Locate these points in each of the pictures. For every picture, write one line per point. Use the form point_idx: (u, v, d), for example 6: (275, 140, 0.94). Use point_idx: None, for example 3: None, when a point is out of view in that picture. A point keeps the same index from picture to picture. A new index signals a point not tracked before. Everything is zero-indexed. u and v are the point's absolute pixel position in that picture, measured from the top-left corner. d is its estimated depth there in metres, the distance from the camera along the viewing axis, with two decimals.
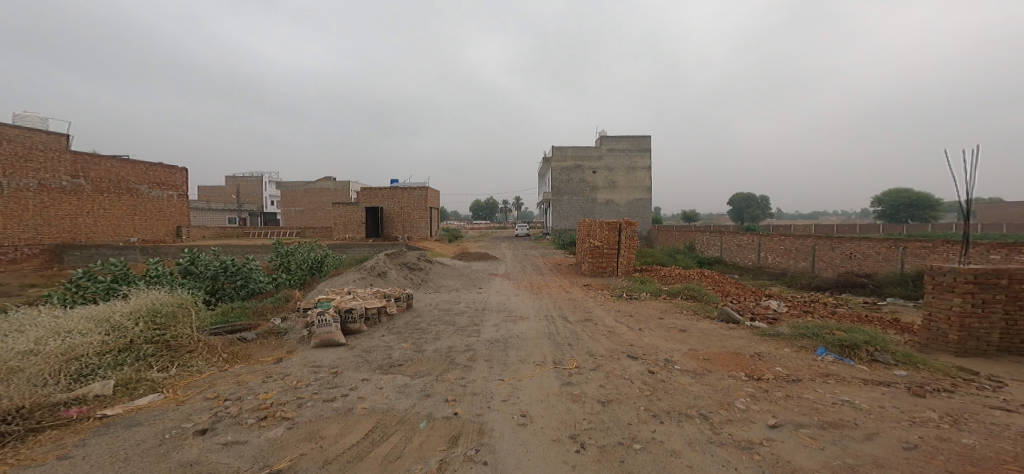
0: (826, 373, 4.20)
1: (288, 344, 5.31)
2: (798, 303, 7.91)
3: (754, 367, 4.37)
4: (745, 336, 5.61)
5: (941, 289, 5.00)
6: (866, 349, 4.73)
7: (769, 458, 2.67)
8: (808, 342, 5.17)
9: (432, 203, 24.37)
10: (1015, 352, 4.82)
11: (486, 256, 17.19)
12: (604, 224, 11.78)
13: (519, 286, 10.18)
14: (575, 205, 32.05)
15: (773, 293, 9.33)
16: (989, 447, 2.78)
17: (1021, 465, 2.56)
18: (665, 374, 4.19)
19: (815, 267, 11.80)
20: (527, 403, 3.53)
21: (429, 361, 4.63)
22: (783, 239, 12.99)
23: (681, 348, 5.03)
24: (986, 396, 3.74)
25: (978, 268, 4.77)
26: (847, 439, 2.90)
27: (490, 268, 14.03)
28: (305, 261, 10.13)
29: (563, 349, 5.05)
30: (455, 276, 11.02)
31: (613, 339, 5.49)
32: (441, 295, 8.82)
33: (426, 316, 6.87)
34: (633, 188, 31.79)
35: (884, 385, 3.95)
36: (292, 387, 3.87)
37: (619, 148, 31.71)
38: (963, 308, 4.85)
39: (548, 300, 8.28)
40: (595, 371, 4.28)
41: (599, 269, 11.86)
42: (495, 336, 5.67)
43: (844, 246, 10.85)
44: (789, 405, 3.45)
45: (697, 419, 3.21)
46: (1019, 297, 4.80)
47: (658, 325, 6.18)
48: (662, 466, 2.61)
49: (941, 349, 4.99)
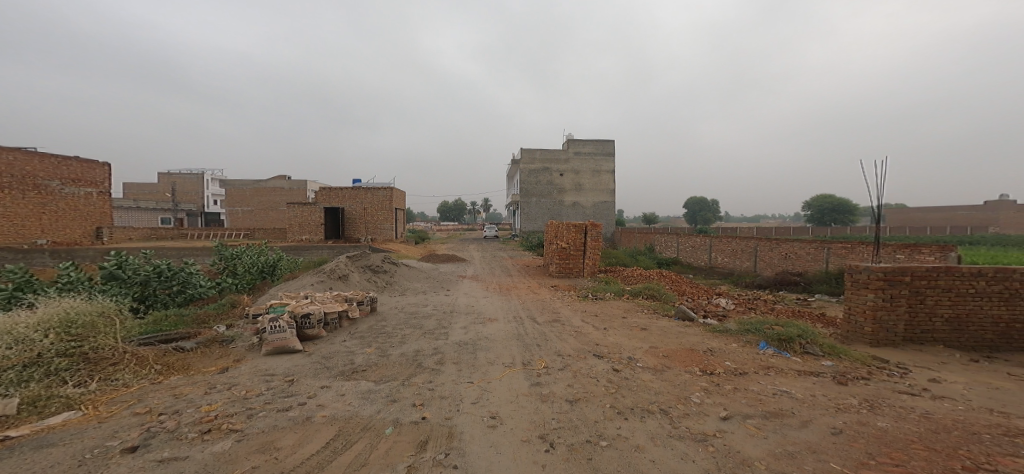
0: (767, 366, 4.52)
1: (235, 353, 4.96)
2: (744, 300, 8.44)
3: (707, 362, 4.62)
4: (698, 332, 5.92)
5: (858, 286, 5.57)
6: (799, 341, 5.14)
7: (721, 449, 2.84)
8: (752, 337, 5.54)
9: (398, 204, 23.78)
10: (917, 342, 5.44)
11: (452, 257, 16.89)
12: (569, 226, 11.98)
13: (486, 288, 10.14)
14: (541, 208, 32.40)
15: (723, 292, 9.92)
16: (900, 429, 3.12)
17: (923, 444, 2.89)
18: (629, 371, 4.33)
19: (757, 267, 12.70)
20: (496, 405, 3.52)
21: (395, 366, 4.48)
22: (730, 241, 13.86)
23: (642, 347, 5.22)
24: (895, 382, 4.19)
25: (886, 267, 5.34)
26: (787, 427, 3.14)
27: (457, 270, 13.79)
28: (253, 264, 9.50)
29: (532, 350, 5.08)
30: (420, 279, 10.79)
31: (579, 339, 5.60)
32: (407, 298, 8.59)
33: (391, 319, 6.67)
34: (598, 191, 32.64)
35: (816, 375, 4.30)
36: (240, 398, 3.61)
37: (585, 152, 32.55)
38: (875, 303, 5.42)
39: (514, 302, 8.33)
40: (563, 371, 4.34)
41: (564, 271, 12.09)
42: (463, 338, 5.59)
43: (781, 247, 11.77)
44: (738, 397, 3.68)
45: (658, 414, 3.35)
46: (920, 293, 5.41)
47: (621, 325, 6.36)
48: (627, 461, 2.69)
49: (858, 340, 5.55)
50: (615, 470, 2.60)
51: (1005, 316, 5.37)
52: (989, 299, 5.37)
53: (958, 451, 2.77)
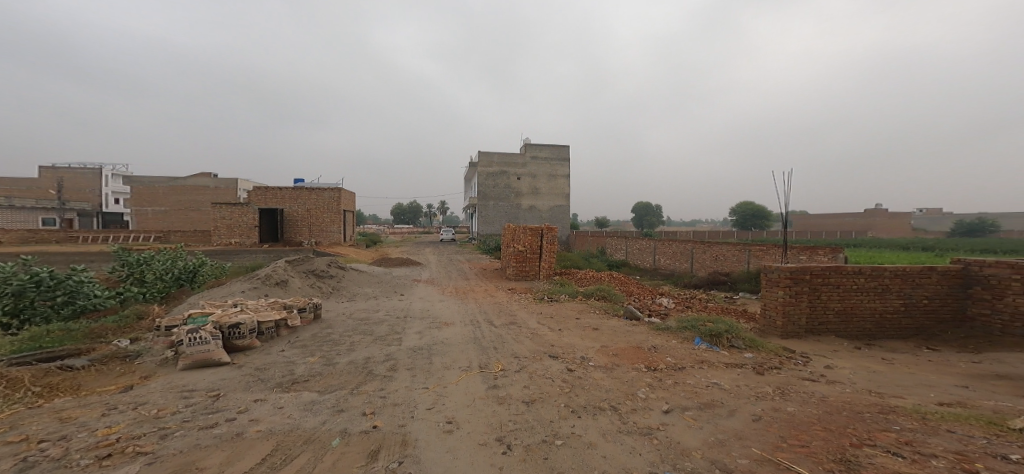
0: (701, 360, 4.87)
1: (143, 369, 4.44)
2: (683, 299, 9.01)
3: (652, 359, 4.87)
4: (643, 331, 6.23)
5: (771, 284, 6.18)
6: (726, 336, 5.59)
7: (664, 440, 3.00)
8: (688, 333, 5.93)
9: (347, 206, 22.66)
10: (817, 333, 6.12)
11: (406, 261, 16.40)
12: (526, 229, 12.04)
13: (441, 292, 9.96)
14: (498, 211, 32.29)
15: (666, 292, 10.52)
16: (807, 412, 3.48)
17: (822, 424, 3.26)
18: (582, 371, 4.45)
19: (693, 268, 13.63)
20: (452, 409, 3.45)
21: (343, 375, 4.24)
22: (672, 244, 14.74)
23: (594, 346, 5.39)
24: (799, 369, 4.71)
25: (792, 267, 5.98)
26: (718, 416, 3.40)
27: (413, 274, 13.42)
28: (167, 271, 8.57)
29: (489, 353, 5.05)
30: (371, 284, 10.35)
31: (535, 341, 5.66)
32: (357, 304, 8.18)
33: (338, 326, 6.31)
34: (554, 195, 33.24)
35: (740, 367, 4.70)
36: (150, 418, 3.23)
37: (542, 157, 33.07)
38: (784, 299, 6.04)
39: (471, 305, 8.26)
40: (519, 373, 4.36)
41: (521, 274, 12.14)
42: (417, 343, 5.43)
43: (713, 249, 12.73)
44: (677, 391, 3.92)
45: (608, 411, 3.47)
46: (818, 289, 6.10)
47: (575, 325, 6.53)
48: (581, 458, 2.76)
49: (772, 333, 6.15)
50: (570, 467, 2.65)
51: (879, 309, 6.20)
52: (867, 294, 6.17)
53: (847, 429, 3.15)
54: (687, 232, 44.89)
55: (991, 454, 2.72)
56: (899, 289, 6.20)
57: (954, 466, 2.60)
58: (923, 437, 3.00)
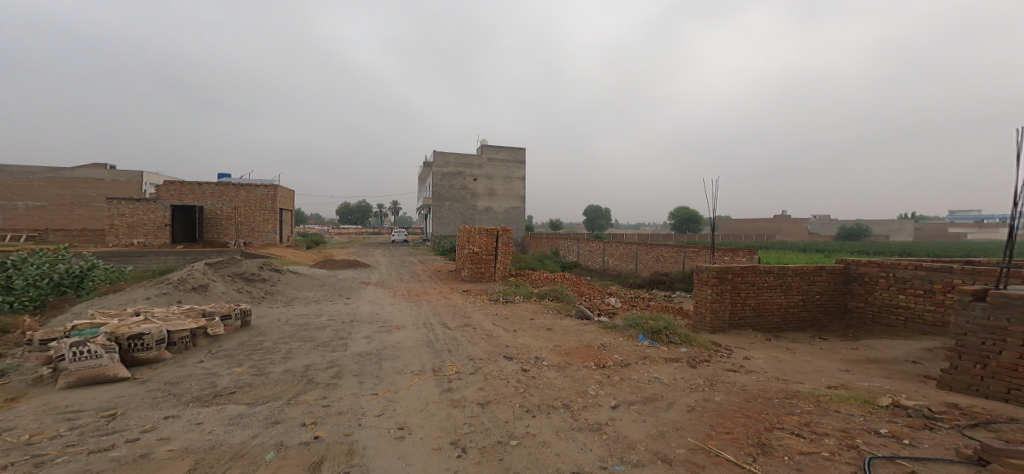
0: (644, 356, 5.12)
1: (12, 389, 3.84)
2: (629, 299, 9.41)
3: (601, 356, 5.04)
4: (593, 329, 6.43)
5: (701, 283, 6.68)
6: (665, 333, 5.94)
7: (613, 435, 3.11)
8: (633, 331, 6.21)
9: (285, 204, 21.26)
10: (738, 328, 6.69)
11: (357, 263, 15.72)
12: (482, 230, 11.97)
13: (393, 295, 9.65)
14: (453, 211, 31.76)
15: (614, 292, 10.93)
16: (732, 401, 3.78)
17: (743, 411, 3.55)
18: (536, 370, 4.49)
19: (637, 269, 14.28)
20: (404, 414, 3.35)
21: (277, 385, 3.96)
22: (619, 246, 15.34)
23: (548, 346, 5.47)
24: (724, 361, 5.12)
25: (718, 266, 6.51)
26: (658, 409, 3.59)
27: (362, 276, 12.86)
28: (43, 275, 7.50)
29: (443, 356, 4.95)
30: (313, 288, 9.78)
31: (491, 342, 5.63)
32: (296, 309, 7.67)
33: (272, 334, 5.88)
34: (510, 197, 33.35)
35: (677, 361, 5.00)
36: (21, 445, 2.80)
37: (498, 159, 33.08)
38: (712, 296, 6.56)
39: (424, 307, 8.07)
40: (474, 375, 4.32)
41: (477, 274, 12.05)
42: (365, 348, 5.20)
43: (654, 251, 13.44)
44: (623, 386, 4.08)
45: (561, 409, 3.53)
46: (740, 288, 6.67)
47: (529, 326, 6.60)
48: (535, 457, 2.78)
49: (703, 328, 6.64)
50: (525, 466, 2.66)
51: (784, 304, 6.88)
52: (776, 291, 6.83)
53: (761, 414, 3.47)
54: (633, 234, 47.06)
55: (869, 431, 3.12)
56: (799, 286, 6.92)
57: (841, 442, 2.94)
58: (815, 417, 3.38)
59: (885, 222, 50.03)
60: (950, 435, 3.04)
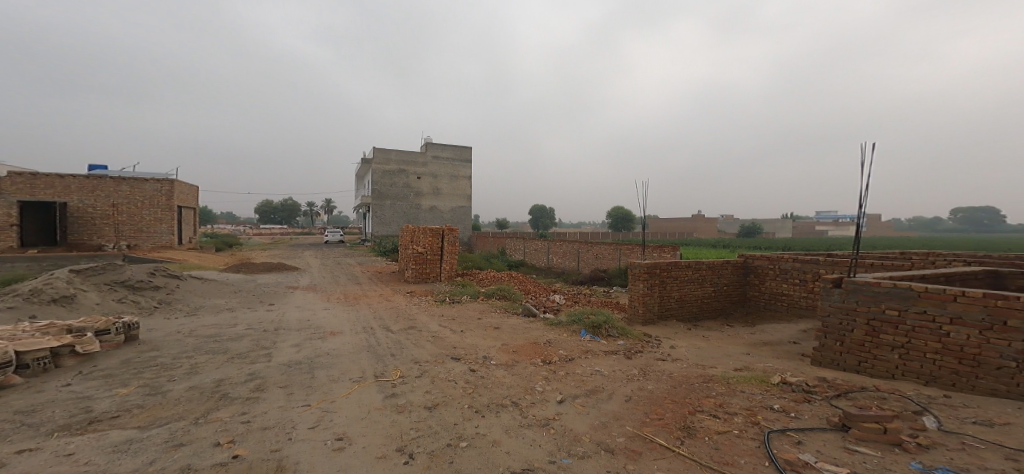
0: (586, 350, 5.31)
1: None
2: (573, 295, 9.70)
3: (547, 353, 5.14)
4: (539, 327, 6.54)
5: (635, 278, 7.10)
6: (605, 327, 6.21)
7: (560, 430, 3.19)
8: (576, 326, 6.40)
9: (183, 202, 19.28)
10: (666, 319, 7.20)
11: (281, 266, 14.48)
12: (427, 230, 11.71)
13: (328, 299, 9.08)
14: (396, 210, 30.63)
15: (559, 289, 11.21)
16: (663, 388, 4.04)
17: (672, 397, 3.81)
18: (485, 370, 4.48)
19: (579, 266, 14.76)
20: (343, 424, 3.18)
21: (177, 405, 3.55)
22: (562, 244, 15.75)
23: (496, 345, 5.48)
24: (654, 351, 5.46)
25: (648, 262, 6.95)
26: (600, 401, 3.74)
27: (289, 280, 11.95)
28: None
29: (386, 360, 4.77)
30: (223, 295, 8.94)
31: (437, 344, 5.52)
32: (206, 318, 6.96)
33: (171, 349, 5.28)
34: (455, 196, 32.93)
35: (616, 354, 5.24)
36: None
37: (444, 157, 32.54)
38: (644, 290, 7.00)
39: (364, 311, 7.71)
40: (420, 378, 4.21)
41: (421, 275, 11.73)
42: (293, 358, 4.86)
43: (594, 248, 13.96)
44: (569, 381, 4.20)
45: (510, 407, 3.56)
46: (667, 281, 7.17)
47: (477, 326, 6.55)
48: (485, 457, 2.77)
49: (637, 320, 7.06)
50: (475, 468, 2.64)
51: (699, 296, 7.48)
52: (695, 284, 7.42)
53: (685, 398, 3.75)
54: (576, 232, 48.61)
55: (764, 407, 3.49)
56: (715, 279, 7.60)
57: (746, 419, 3.26)
58: (725, 398, 3.72)
59: (778, 222, 57.64)
60: (819, 405, 3.52)
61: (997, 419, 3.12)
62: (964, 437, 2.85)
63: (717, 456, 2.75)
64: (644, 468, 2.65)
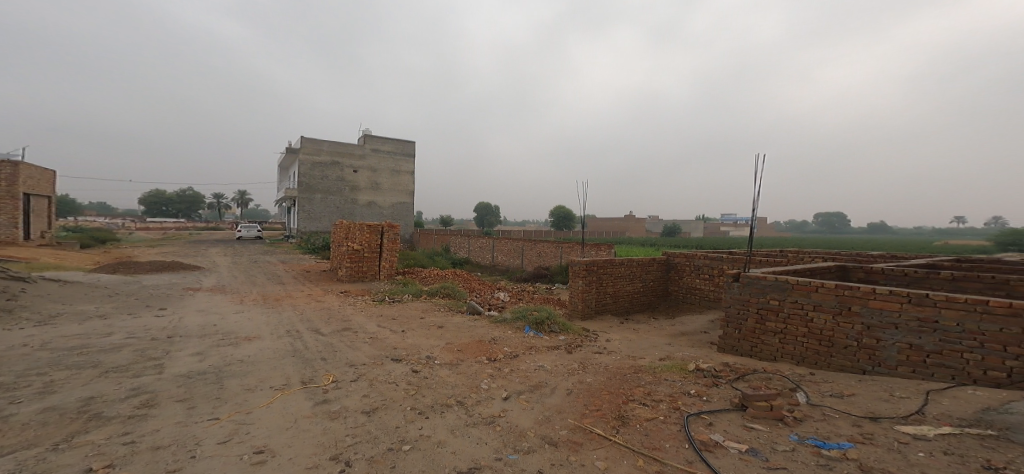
0: (531, 346, 5.40)
1: None
2: (517, 292, 9.82)
3: (491, 350, 5.14)
4: (484, 324, 6.54)
5: (574, 275, 7.35)
6: (547, 323, 6.36)
7: (506, 426, 3.20)
8: (520, 323, 6.48)
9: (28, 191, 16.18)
10: (603, 314, 7.54)
11: (172, 265, 12.97)
12: (364, 226, 11.21)
13: (249, 302, 8.32)
14: (330, 205, 28.89)
15: (503, 286, 11.28)
16: (600, 380, 4.22)
17: (609, 388, 4.00)
18: (428, 370, 4.38)
19: (523, 264, 14.97)
20: (264, 436, 2.95)
21: (26, 431, 2.96)
22: (506, 242, 15.87)
23: (439, 344, 5.39)
24: (593, 345, 5.69)
25: (587, 260, 7.24)
26: (544, 395, 3.82)
27: (186, 282, 10.68)
28: None
29: (315, 365, 4.51)
30: (92, 301, 7.74)
31: (376, 345, 5.31)
32: (79, 327, 5.98)
33: (21, 363, 4.36)
34: (395, 191, 31.89)
35: (558, 349, 5.38)
36: None
37: (384, 150, 31.35)
38: (583, 287, 7.26)
39: (290, 313, 7.17)
40: (357, 382, 4.03)
41: (359, 275, 11.15)
42: (193, 368, 4.39)
43: (537, 246, 14.22)
44: (513, 377, 4.25)
45: (455, 407, 3.52)
46: (604, 278, 7.51)
47: (419, 325, 6.40)
48: (430, 459, 2.71)
49: (577, 316, 7.32)
50: (419, 470, 2.58)
51: (631, 292, 7.93)
52: (628, 280, 7.87)
53: (623, 388, 3.95)
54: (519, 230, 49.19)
55: (684, 392, 3.78)
56: (645, 276, 8.11)
57: (670, 405, 3.50)
58: (655, 386, 3.98)
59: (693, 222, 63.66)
60: (725, 388, 3.88)
61: (847, 390, 3.67)
62: (825, 409, 3.29)
63: (647, 442, 2.93)
64: (585, 458, 2.75)
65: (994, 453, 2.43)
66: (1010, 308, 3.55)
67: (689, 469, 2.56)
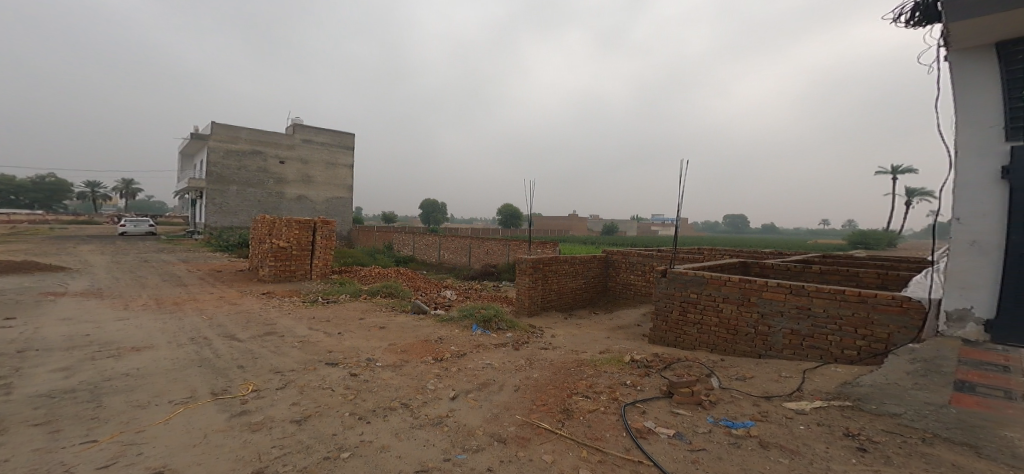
0: (478, 345, 5.38)
1: None
2: (464, 291, 9.75)
3: (437, 350, 5.06)
4: (429, 324, 6.41)
5: (521, 272, 7.44)
6: (495, 321, 6.37)
7: (453, 426, 3.16)
8: (468, 321, 6.42)
9: None
10: (549, 310, 7.70)
11: (18, 268, 11.06)
12: (293, 222, 10.61)
13: (139, 307, 7.33)
14: (248, 198, 26.49)
15: (450, 285, 11.14)
16: (546, 375, 4.30)
17: (554, 382, 4.09)
18: (369, 373, 4.22)
19: (470, 261, 14.89)
20: (165, 455, 2.66)
21: None
22: (454, 239, 15.69)
23: (381, 345, 5.21)
24: (539, 341, 5.79)
25: (534, 257, 7.36)
26: (492, 393, 3.82)
27: (42, 287, 9.06)
28: None
29: (228, 375, 4.15)
30: None
31: (308, 350, 5.00)
32: None
33: None
34: (330, 185, 30.43)
35: (505, 346, 5.41)
36: None
37: (317, 141, 29.72)
38: (530, 284, 7.38)
39: (193, 320, 6.46)
40: (285, 390, 3.77)
41: (287, 272, 10.47)
42: (57, 387, 3.75)
43: (485, 244, 14.21)
44: (461, 376, 4.21)
45: (399, 409, 3.42)
46: (551, 275, 7.68)
47: (358, 327, 6.13)
48: (372, 465, 2.61)
49: (523, 312, 7.43)
50: None
51: (575, 288, 8.19)
52: (573, 276, 8.12)
53: (569, 382, 4.05)
54: (465, 227, 48.83)
55: (621, 383, 3.96)
56: (589, 272, 8.42)
57: (609, 397, 3.64)
58: (597, 378, 4.13)
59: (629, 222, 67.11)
60: (655, 377, 4.12)
61: (747, 373, 4.06)
62: (733, 391, 3.61)
63: (590, 433, 3.03)
64: (532, 453, 2.78)
65: (852, 422, 2.81)
66: (858, 295, 4.19)
67: (628, 456, 2.68)
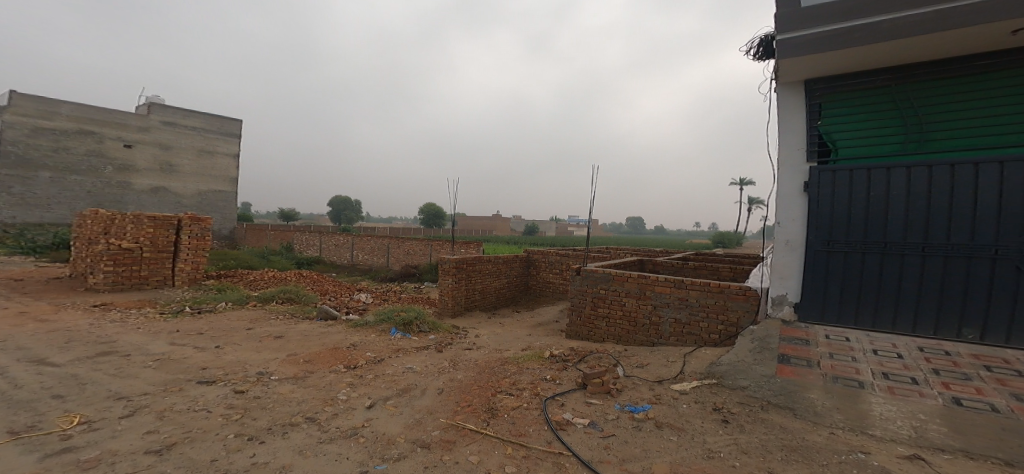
0: (397, 349, 5.14)
1: None
2: (380, 293, 9.29)
3: (351, 357, 4.74)
4: (340, 330, 5.98)
5: (444, 273, 7.29)
6: (416, 323, 6.15)
7: (370, 436, 2.97)
8: (385, 325, 6.11)
9: None
10: (472, 310, 7.64)
11: None
12: (142, 220, 9.18)
13: None
14: (69, 188, 21.96)
15: (364, 287, 10.55)
16: (471, 376, 4.25)
17: (479, 381, 4.06)
18: (260, 389, 3.79)
19: (388, 262, 14.27)
20: None
21: None
22: (370, 239, 14.92)
23: (278, 357, 4.74)
24: (462, 342, 5.70)
25: (456, 257, 7.25)
26: (414, 398, 3.67)
27: None
28: None
29: (47, 408, 3.32)
30: None
31: (168, 369, 4.33)
32: None
33: None
34: (200, 176, 26.21)
35: (427, 349, 5.25)
36: None
37: (184, 124, 25.64)
38: (453, 284, 7.26)
39: None
40: (132, 418, 3.19)
41: (136, 279, 9.02)
42: None
43: (405, 245, 13.73)
44: (378, 383, 3.98)
45: (304, 425, 3.12)
46: (474, 274, 7.63)
47: (247, 338, 5.52)
48: None
49: (447, 314, 7.29)
50: None
51: (498, 287, 8.23)
52: (496, 275, 8.16)
53: (494, 381, 4.05)
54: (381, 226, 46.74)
55: (542, 378, 4.05)
56: (511, 272, 8.53)
57: (531, 392, 3.70)
58: (520, 375, 4.18)
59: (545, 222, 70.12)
60: (572, 370, 4.28)
61: (644, 361, 4.39)
62: (633, 378, 3.88)
63: (514, 430, 3.04)
64: (457, 455, 2.71)
65: (716, 397, 3.16)
66: (718, 287, 4.78)
67: (549, 449, 2.73)
